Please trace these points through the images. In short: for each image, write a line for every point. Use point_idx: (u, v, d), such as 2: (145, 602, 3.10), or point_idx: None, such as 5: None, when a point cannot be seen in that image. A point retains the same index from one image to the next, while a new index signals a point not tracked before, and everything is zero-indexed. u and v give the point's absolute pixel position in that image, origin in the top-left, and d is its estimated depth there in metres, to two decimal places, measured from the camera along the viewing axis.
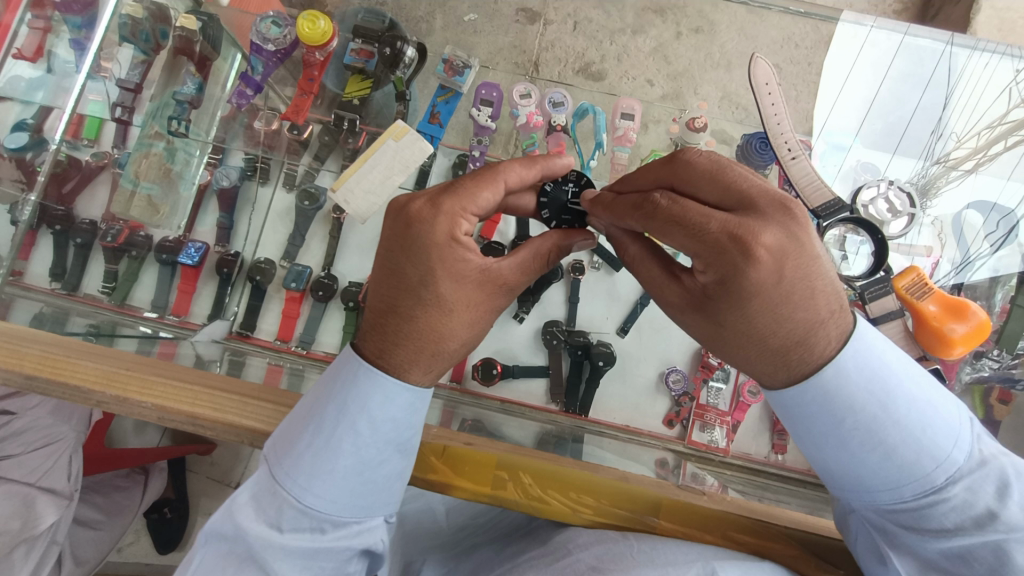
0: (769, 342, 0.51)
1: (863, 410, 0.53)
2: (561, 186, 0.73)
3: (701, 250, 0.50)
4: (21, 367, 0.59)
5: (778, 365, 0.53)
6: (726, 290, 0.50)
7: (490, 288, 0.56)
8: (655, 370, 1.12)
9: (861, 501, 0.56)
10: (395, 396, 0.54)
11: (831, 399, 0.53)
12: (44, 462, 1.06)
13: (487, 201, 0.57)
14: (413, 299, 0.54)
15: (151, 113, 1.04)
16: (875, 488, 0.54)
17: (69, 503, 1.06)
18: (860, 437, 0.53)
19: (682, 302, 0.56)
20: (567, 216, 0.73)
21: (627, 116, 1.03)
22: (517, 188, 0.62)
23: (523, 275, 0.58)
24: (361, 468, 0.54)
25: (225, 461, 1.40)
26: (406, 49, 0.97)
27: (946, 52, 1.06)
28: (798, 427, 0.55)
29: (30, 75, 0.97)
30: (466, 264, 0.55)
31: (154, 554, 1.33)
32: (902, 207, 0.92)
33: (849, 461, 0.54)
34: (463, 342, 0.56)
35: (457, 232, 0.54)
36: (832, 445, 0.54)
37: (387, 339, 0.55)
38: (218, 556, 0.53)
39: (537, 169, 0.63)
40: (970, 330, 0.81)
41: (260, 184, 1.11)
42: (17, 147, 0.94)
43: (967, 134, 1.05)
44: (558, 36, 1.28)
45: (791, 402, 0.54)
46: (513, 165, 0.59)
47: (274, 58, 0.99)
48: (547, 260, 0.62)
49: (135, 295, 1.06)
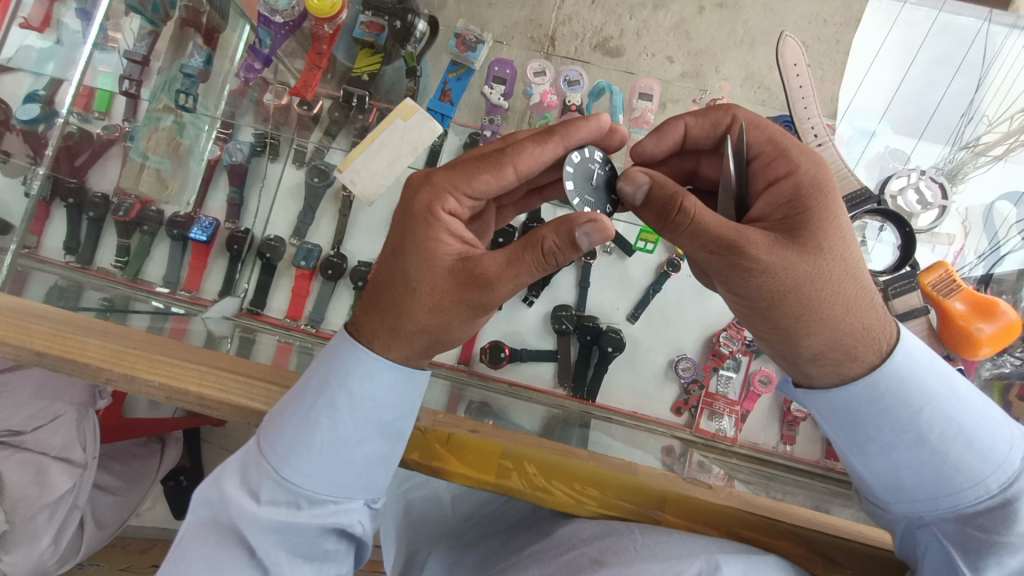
0: (860, 281, 0.51)
1: (938, 396, 0.53)
2: (589, 160, 0.62)
3: (769, 163, 0.55)
4: (30, 343, 0.59)
5: (862, 310, 0.51)
6: (813, 198, 0.51)
7: (460, 279, 0.52)
8: (665, 356, 1.11)
9: (938, 510, 0.53)
10: (375, 373, 0.54)
11: (908, 384, 0.53)
12: (55, 437, 1.06)
13: (485, 185, 0.55)
14: (388, 271, 0.55)
15: (160, 86, 1.02)
16: (956, 487, 0.52)
17: (84, 471, 1.09)
18: (938, 428, 0.53)
19: (762, 255, 0.49)
20: (591, 198, 0.63)
21: (645, 97, 0.98)
22: (536, 173, 0.56)
23: (508, 272, 0.51)
24: (338, 445, 0.54)
25: (239, 432, 1.46)
26: (418, 23, 0.94)
27: (983, 29, 1.01)
28: (869, 427, 0.54)
29: (41, 46, 0.96)
30: (442, 244, 0.53)
31: (171, 519, 1.39)
32: (933, 198, 0.88)
33: (929, 458, 0.53)
34: (423, 327, 0.53)
35: (438, 206, 0.54)
36: (908, 443, 0.53)
37: (364, 305, 0.57)
38: (206, 523, 0.55)
39: (553, 144, 0.55)
40: (999, 330, 0.78)
41: (270, 160, 1.11)
42: (30, 120, 0.93)
43: (999, 118, 0.99)
44: (576, 9, 1.17)
45: (865, 390, 0.53)
46: (525, 145, 0.54)
47: (283, 30, 0.96)
48: (544, 254, 0.51)
49: (147, 270, 1.08)
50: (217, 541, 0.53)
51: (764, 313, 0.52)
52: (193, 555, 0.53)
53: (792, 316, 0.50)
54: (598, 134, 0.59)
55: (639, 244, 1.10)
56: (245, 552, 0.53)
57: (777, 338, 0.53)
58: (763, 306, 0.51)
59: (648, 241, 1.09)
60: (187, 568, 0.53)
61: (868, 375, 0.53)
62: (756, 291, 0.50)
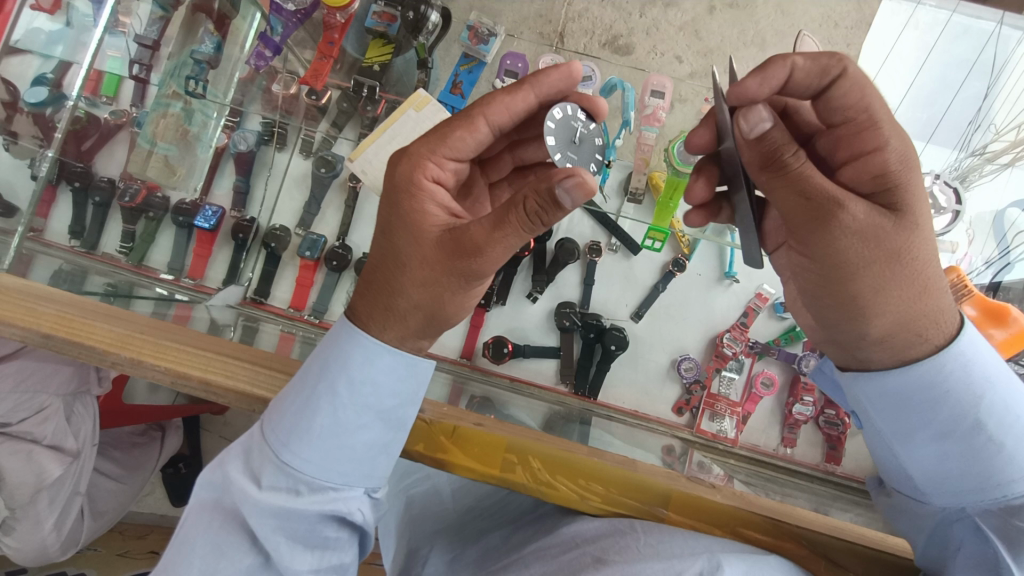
0: (933, 263, 0.53)
1: (998, 387, 0.55)
2: (571, 117, 0.61)
3: (858, 133, 0.56)
4: (38, 325, 0.59)
5: (929, 291, 0.53)
6: (904, 172, 0.52)
7: (448, 248, 0.52)
8: (667, 356, 1.11)
9: (982, 501, 0.55)
10: (375, 358, 0.54)
11: (972, 371, 0.55)
12: (43, 426, 1.03)
13: (462, 142, 0.57)
14: (378, 250, 0.56)
15: (169, 71, 1.00)
16: (1005, 478, 0.54)
17: (74, 459, 1.07)
18: (996, 417, 0.55)
19: (852, 218, 0.49)
20: (573, 155, 0.61)
21: (657, 94, 0.96)
22: (510, 124, 0.58)
23: (496, 239, 0.50)
24: (337, 430, 0.53)
25: (239, 421, 1.46)
26: (430, 14, 0.93)
27: (995, 33, 1.01)
28: (924, 412, 0.56)
29: (49, 28, 0.94)
30: (426, 214, 0.54)
31: (169, 506, 1.40)
32: (946, 203, 0.87)
33: (986, 445, 0.55)
34: (417, 303, 0.53)
35: (420, 175, 0.55)
36: (964, 429, 0.55)
37: (359, 287, 0.57)
38: (207, 508, 0.54)
39: (523, 92, 0.57)
40: (1010, 336, 0.78)
41: (277, 149, 1.11)
42: (37, 102, 0.93)
43: (1007, 127, 0.99)
44: (587, 6, 1.17)
45: (931, 373, 0.55)
46: (494, 96, 0.56)
47: (293, 18, 0.95)
48: (528, 212, 0.49)
49: (152, 256, 1.09)
50: (220, 525, 0.53)
51: (839, 285, 0.53)
52: (196, 539, 0.53)
53: (869, 289, 0.52)
54: (570, 86, 0.60)
55: (647, 243, 1.07)
56: (248, 540, 0.53)
57: (849, 316, 0.54)
58: (838, 273, 0.52)
59: (656, 240, 1.05)
60: (188, 563, 0.52)
61: (931, 358, 0.55)
62: (843, 250, 0.51)
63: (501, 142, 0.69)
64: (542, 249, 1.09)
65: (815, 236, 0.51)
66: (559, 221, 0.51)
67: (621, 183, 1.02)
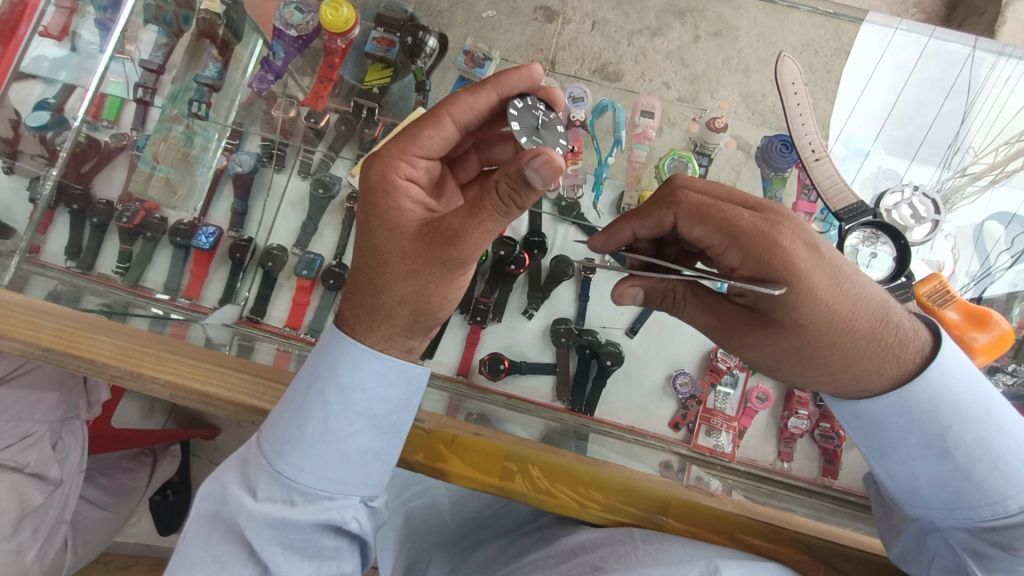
0: (855, 338, 0.54)
1: (969, 416, 0.55)
2: (531, 107, 0.61)
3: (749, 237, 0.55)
4: (37, 339, 0.60)
5: (853, 372, 0.55)
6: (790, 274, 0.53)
7: (426, 239, 0.53)
8: (662, 372, 1.12)
9: (952, 520, 0.56)
10: (365, 363, 0.54)
11: (937, 400, 0.55)
12: (27, 453, 1.00)
13: (430, 141, 0.58)
14: (358, 256, 0.57)
15: (172, 96, 1.03)
16: (974, 502, 0.54)
17: (55, 489, 1.01)
18: (965, 446, 0.55)
19: (744, 343, 0.60)
20: (540, 137, 0.60)
21: (648, 114, 1.03)
22: (476, 122, 0.60)
23: (473, 232, 0.51)
24: (328, 438, 0.53)
25: (229, 446, 1.43)
26: (428, 39, 0.99)
27: (970, 57, 1.04)
28: (895, 438, 0.57)
29: (55, 54, 0.96)
30: (402, 211, 0.55)
31: (155, 535, 1.37)
32: (926, 213, 0.90)
33: (952, 473, 0.55)
34: (401, 299, 0.54)
35: (393, 173, 0.56)
36: (932, 455, 0.56)
37: (344, 292, 0.58)
38: (206, 520, 0.54)
39: (486, 93, 0.58)
40: (993, 340, 0.78)
41: (275, 170, 1.13)
42: (39, 126, 0.95)
43: (985, 150, 1.03)
44: (577, 35, 1.23)
45: (890, 406, 0.56)
46: (458, 96, 0.58)
47: (295, 44, 1.00)
48: (500, 194, 0.49)
49: (148, 277, 1.08)
50: (221, 537, 0.53)
51: (776, 371, 0.60)
52: (196, 551, 0.53)
53: (796, 373, 0.58)
54: (535, 86, 0.61)
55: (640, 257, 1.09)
56: (245, 551, 0.52)
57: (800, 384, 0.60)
58: (764, 367, 0.61)
59: None
60: (190, 570, 0.52)
61: (895, 391, 0.55)
62: (752, 356, 0.61)
63: (467, 141, 0.70)
64: (537, 266, 1.11)
65: (728, 349, 0.63)
66: (535, 201, 0.51)
67: (615, 201, 1.07)
